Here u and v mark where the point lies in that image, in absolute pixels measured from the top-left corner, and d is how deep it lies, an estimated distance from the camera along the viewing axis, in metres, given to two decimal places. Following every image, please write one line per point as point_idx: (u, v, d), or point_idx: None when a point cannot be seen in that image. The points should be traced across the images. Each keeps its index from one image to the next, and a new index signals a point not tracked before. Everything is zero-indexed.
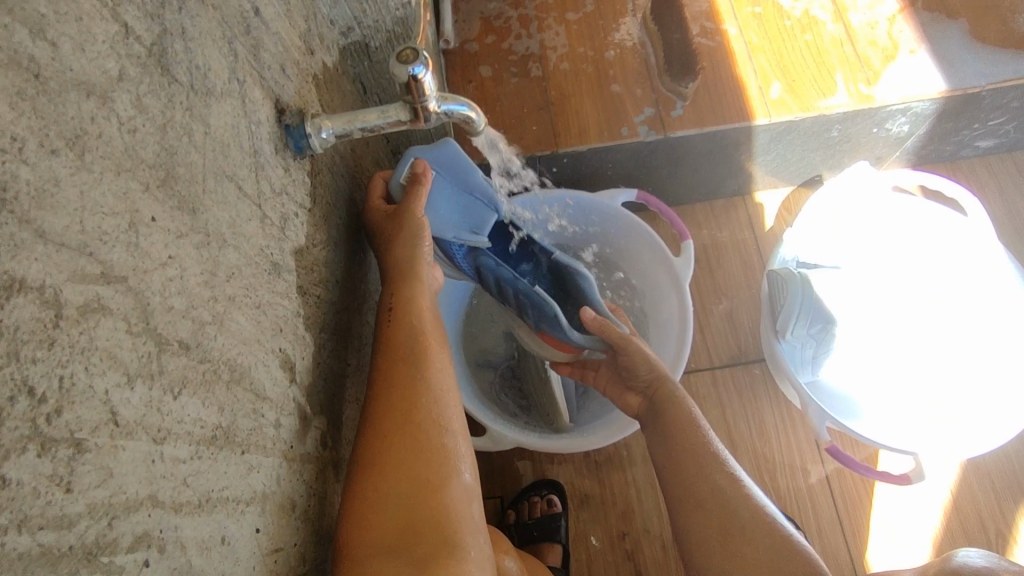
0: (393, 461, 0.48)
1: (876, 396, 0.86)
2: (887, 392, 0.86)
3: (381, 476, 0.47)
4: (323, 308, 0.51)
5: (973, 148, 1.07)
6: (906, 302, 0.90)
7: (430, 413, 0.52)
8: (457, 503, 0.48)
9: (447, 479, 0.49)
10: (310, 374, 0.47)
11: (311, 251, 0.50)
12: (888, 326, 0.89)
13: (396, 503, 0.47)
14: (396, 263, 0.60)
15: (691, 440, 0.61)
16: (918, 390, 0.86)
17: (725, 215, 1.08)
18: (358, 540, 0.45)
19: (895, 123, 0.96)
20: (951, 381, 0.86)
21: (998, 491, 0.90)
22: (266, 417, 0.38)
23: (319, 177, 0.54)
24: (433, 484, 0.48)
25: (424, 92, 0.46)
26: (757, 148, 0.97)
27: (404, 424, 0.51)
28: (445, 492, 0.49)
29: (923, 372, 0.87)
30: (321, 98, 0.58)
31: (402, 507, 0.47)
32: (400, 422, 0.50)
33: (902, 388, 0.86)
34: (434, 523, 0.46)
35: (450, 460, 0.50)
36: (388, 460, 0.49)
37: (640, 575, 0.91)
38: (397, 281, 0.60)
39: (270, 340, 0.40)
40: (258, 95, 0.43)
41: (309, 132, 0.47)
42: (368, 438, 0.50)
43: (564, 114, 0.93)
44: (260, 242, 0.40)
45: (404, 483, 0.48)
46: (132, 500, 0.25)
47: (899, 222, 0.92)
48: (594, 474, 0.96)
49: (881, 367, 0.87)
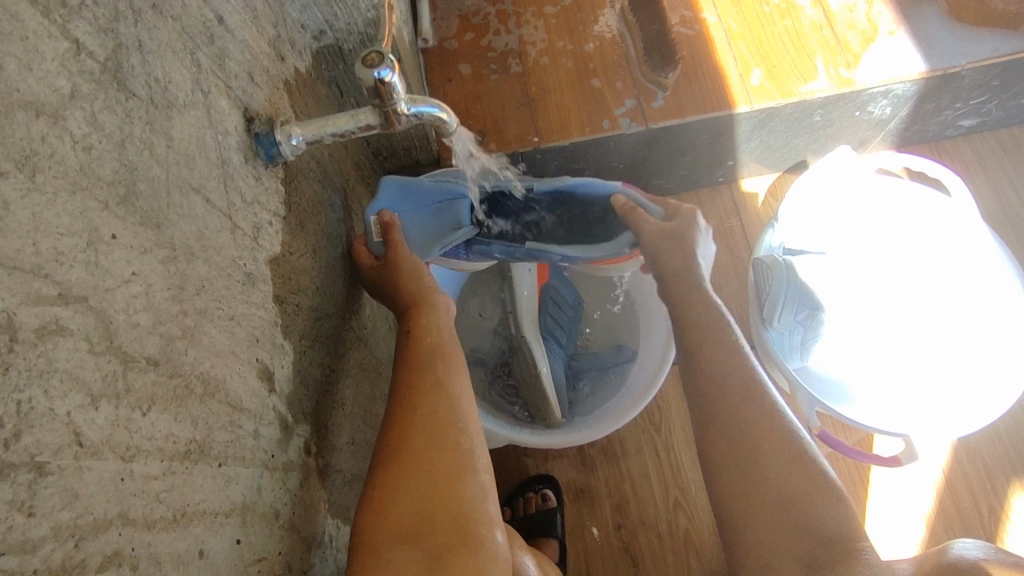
0: (410, 453, 0.49)
1: (866, 381, 0.86)
2: (876, 377, 0.86)
3: (401, 465, 0.48)
4: (302, 315, 0.51)
5: (956, 128, 1.07)
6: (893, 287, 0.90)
7: (450, 408, 0.53)
8: (475, 495, 0.49)
9: (464, 472, 0.49)
10: (291, 382, 0.46)
11: (287, 259, 0.50)
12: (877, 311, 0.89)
13: (415, 491, 0.47)
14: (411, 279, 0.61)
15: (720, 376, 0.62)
16: (908, 374, 0.86)
17: (711, 204, 1.08)
18: (376, 530, 0.46)
19: (877, 106, 0.96)
20: (938, 363, 0.86)
21: (990, 469, 0.91)
22: (244, 427, 0.38)
23: (293, 184, 0.53)
24: (452, 475, 0.49)
25: (392, 95, 0.46)
26: (740, 136, 0.97)
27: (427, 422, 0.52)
28: (465, 484, 0.49)
29: (913, 356, 0.87)
30: (294, 104, 0.58)
31: (420, 494, 0.47)
32: (416, 420, 0.52)
33: (892, 373, 0.86)
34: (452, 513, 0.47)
35: (468, 455, 0.51)
36: (407, 451, 0.50)
37: (637, 565, 0.92)
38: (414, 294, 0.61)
39: (246, 350, 0.40)
40: (225, 105, 0.43)
41: (280, 140, 0.47)
42: (391, 433, 0.51)
43: (545, 109, 0.93)
44: (231, 253, 0.40)
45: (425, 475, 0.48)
46: (100, 520, 0.25)
47: (885, 206, 0.92)
48: (589, 468, 0.96)
49: (871, 353, 0.87)
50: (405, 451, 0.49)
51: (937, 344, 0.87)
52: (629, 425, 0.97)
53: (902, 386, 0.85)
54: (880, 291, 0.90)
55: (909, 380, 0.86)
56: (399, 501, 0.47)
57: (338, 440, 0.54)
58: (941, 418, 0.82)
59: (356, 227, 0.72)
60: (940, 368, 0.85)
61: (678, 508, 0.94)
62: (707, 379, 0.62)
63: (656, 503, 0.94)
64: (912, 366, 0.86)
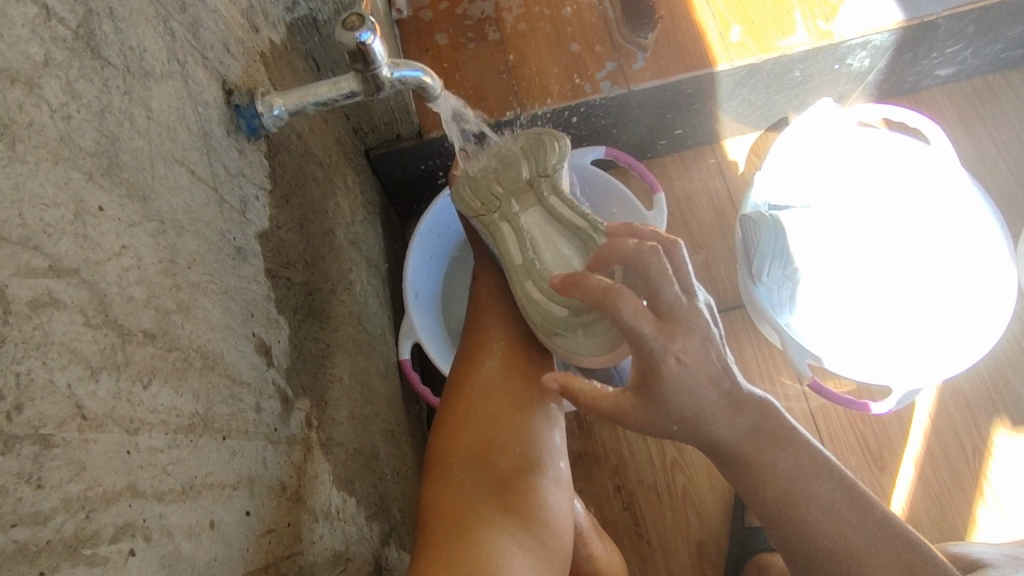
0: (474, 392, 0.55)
1: (856, 333, 0.86)
2: (865, 329, 0.87)
3: (469, 400, 0.54)
4: (294, 290, 0.50)
5: (933, 78, 1.08)
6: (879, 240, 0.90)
7: (511, 356, 0.59)
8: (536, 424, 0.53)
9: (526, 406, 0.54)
10: (288, 356, 0.46)
11: (276, 234, 0.49)
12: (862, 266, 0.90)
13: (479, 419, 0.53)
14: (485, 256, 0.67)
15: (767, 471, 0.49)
16: (898, 326, 0.86)
17: (695, 165, 1.08)
18: (446, 452, 0.51)
19: (855, 58, 0.96)
20: (922, 312, 0.86)
21: (974, 409, 0.93)
22: (245, 401, 0.38)
23: (277, 158, 0.52)
24: (516, 407, 0.54)
25: (374, 58, 0.45)
26: (721, 96, 0.97)
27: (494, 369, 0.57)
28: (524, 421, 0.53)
29: (903, 309, 0.87)
30: (272, 77, 0.56)
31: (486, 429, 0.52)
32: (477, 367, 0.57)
33: (875, 324, 0.87)
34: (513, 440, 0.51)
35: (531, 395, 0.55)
36: (472, 389, 0.55)
37: (637, 524, 0.94)
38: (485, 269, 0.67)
39: (241, 325, 0.40)
40: (202, 76, 0.42)
41: (261, 111, 0.46)
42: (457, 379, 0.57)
43: (525, 75, 0.92)
44: (220, 227, 0.40)
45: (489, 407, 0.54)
46: (110, 492, 0.25)
47: (869, 158, 0.92)
48: (585, 432, 0.98)
49: (860, 305, 0.88)
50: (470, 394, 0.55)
51: (925, 292, 0.87)
52: None
53: (891, 336, 0.86)
54: (866, 245, 0.90)
55: (898, 329, 0.86)
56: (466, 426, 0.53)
57: (338, 414, 0.54)
58: (924, 365, 0.83)
59: (341, 203, 0.71)
60: (926, 318, 0.86)
61: (675, 467, 0.96)
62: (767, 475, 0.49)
63: (653, 463, 0.96)
64: (901, 315, 0.87)
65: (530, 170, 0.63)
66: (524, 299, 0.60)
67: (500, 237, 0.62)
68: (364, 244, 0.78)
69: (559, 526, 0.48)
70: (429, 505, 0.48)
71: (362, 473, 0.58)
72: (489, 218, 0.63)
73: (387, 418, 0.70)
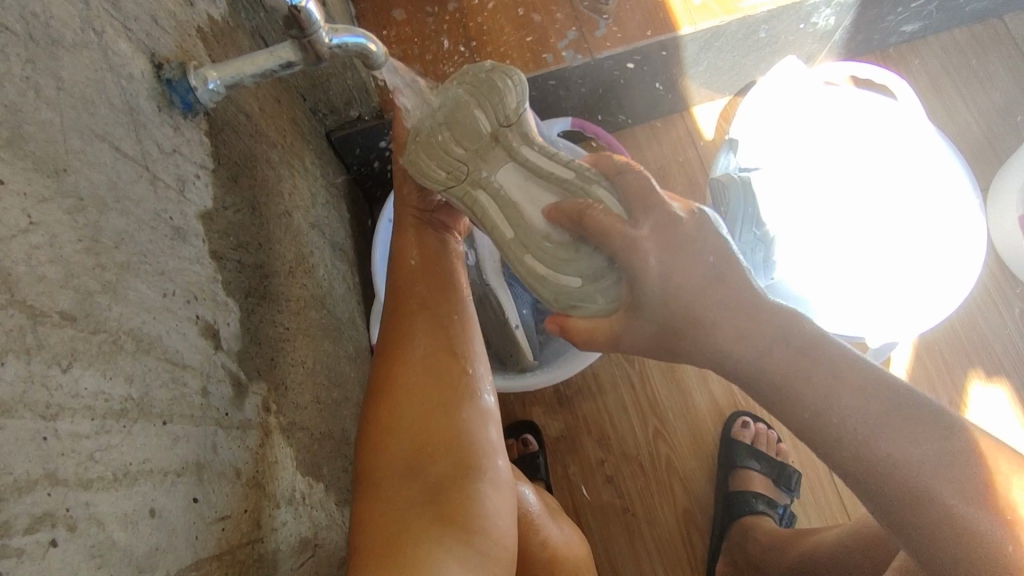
0: (403, 393, 0.53)
1: (834, 288, 0.87)
2: (842, 283, 0.87)
3: (393, 403, 0.52)
4: (246, 272, 0.49)
5: (900, 35, 1.07)
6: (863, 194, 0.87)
7: (437, 342, 0.55)
8: (467, 425, 0.52)
9: (456, 404, 0.53)
10: (240, 340, 0.45)
11: (222, 214, 0.47)
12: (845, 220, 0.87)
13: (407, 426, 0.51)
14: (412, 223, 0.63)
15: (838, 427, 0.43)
16: (874, 288, 0.86)
17: (665, 134, 1.07)
18: (376, 464, 0.50)
19: (820, 17, 0.95)
20: (898, 271, 0.86)
21: (949, 363, 0.94)
22: (190, 385, 0.36)
23: (221, 136, 0.50)
24: (444, 408, 0.52)
25: (310, 23, 0.42)
26: (687, 61, 0.95)
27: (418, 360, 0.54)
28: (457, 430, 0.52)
29: (879, 270, 0.86)
30: (212, 53, 0.54)
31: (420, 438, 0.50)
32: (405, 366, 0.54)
33: (852, 288, 0.86)
34: (444, 444, 0.50)
35: (459, 390, 0.54)
36: (399, 389, 0.53)
37: (622, 496, 0.94)
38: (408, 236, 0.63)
39: (183, 308, 0.38)
40: (125, 48, 0.39)
41: (195, 85, 0.43)
42: (381, 375, 0.54)
43: (486, 49, 0.90)
44: (153, 206, 0.38)
45: (417, 410, 0.52)
46: (23, 481, 0.24)
47: (837, 118, 0.91)
48: (567, 408, 0.97)
49: (836, 259, 0.87)
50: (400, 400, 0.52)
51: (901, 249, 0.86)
52: (604, 363, 0.97)
53: (867, 297, 0.86)
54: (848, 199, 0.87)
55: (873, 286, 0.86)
56: (393, 433, 0.51)
57: (299, 398, 0.53)
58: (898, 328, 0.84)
59: (298, 185, 0.69)
60: (901, 279, 0.86)
61: (658, 437, 0.96)
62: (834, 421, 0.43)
63: (636, 435, 0.95)
64: (877, 272, 0.86)
65: (490, 123, 0.54)
66: (529, 276, 0.51)
67: (482, 210, 0.53)
68: (327, 229, 0.77)
69: (499, 530, 0.49)
70: (362, 526, 0.47)
71: (330, 458, 0.56)
72: (459, 188, 0.54)
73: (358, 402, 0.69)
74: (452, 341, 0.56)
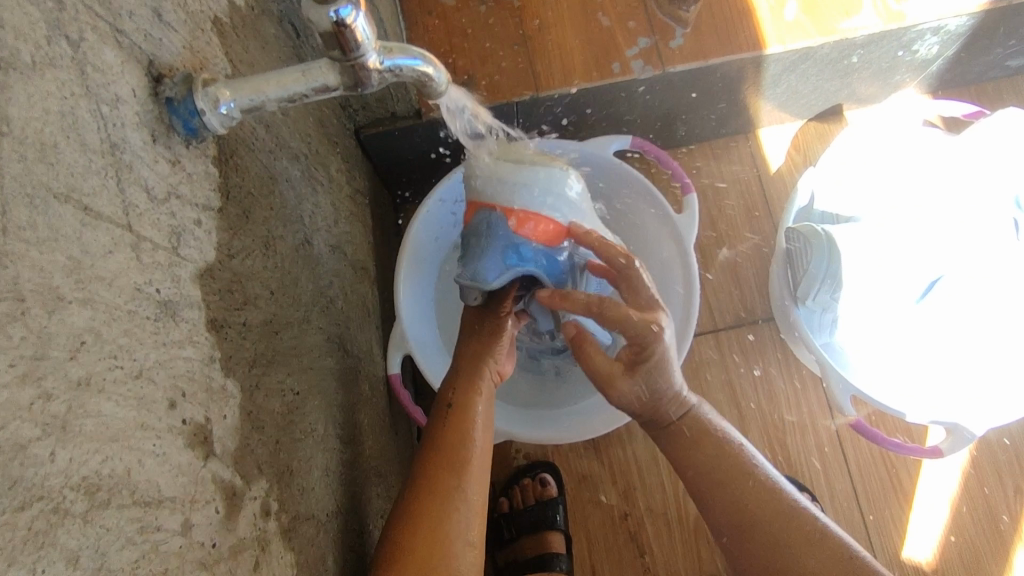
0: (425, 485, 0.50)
1: (918, 387, 0.81)
2: (929, 377, 0.82)
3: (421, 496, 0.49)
4: (250, 337, 0.39)
5: (1002, 69, 0.96)
6: (989, 236, 0.76)
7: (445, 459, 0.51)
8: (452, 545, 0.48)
9: (445, 525, 0.48)
10: (237, 435, 0.35)
11: (227, 265, 0.38)
12: (969, 263, 0.77)
13: (424, 525, 0.48)
14: (472, 357, 0.57)
15: (729, 474, 0.53)
16: (946, 371, 0.81)
17: (725, 158, 0.97)
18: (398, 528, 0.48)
19: (924, 44, 0.85)
20: (975, 367, 0.80)
21: (1017, 445, 0.87)
22: (164, 528, 0.28)
23: (232, 160, 0.40)
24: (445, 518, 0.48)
25: (357, 42, 0.31)
26: (767, 81, 0.85)
27: (442, 468, 0.51)
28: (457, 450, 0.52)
29: (956, 356, 0.81)
30: (234, 49, 0.43)
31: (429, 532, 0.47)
32: (459, 452, 0.52)
33: (915, 373, 0.82)
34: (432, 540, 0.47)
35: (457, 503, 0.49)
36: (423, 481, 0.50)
37: (644, 556, 0.85)
38: (460, 373, 0.57)
39: (167, 415, 0.29)
40: (113, 59, 0.29)
41: (202, 107, 0.33)
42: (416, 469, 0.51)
43: (543, 51, 0.79)
44: (135, 278, 0.28)
45: (426, 511, 0.48)
46: None
47: (949, 171, 0.80)
48: (592, 453, 0.88)
49: (892, 358, 0.83)
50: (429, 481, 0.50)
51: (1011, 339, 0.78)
52: None
53: (939, 384, 0.81)
54: (975, 241, 0.76)
55: (989, 365, 0.80)
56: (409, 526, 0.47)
57: (306, 481, 0.44)
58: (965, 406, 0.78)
59: (320, 201, 0.59)
60: (981, 373, 0.80)
61: (688, 495, 0.86)
62: (723, 484, 0.53)
63: (665, 490, 0.86)
64: (957, 359, 0.81)
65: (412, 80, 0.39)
66: None
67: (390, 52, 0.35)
68: (349, 246, 0.67)
69: None
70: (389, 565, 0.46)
71: (338, 544, 0.48)
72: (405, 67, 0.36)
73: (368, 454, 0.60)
74: (462, 466, 0.51)
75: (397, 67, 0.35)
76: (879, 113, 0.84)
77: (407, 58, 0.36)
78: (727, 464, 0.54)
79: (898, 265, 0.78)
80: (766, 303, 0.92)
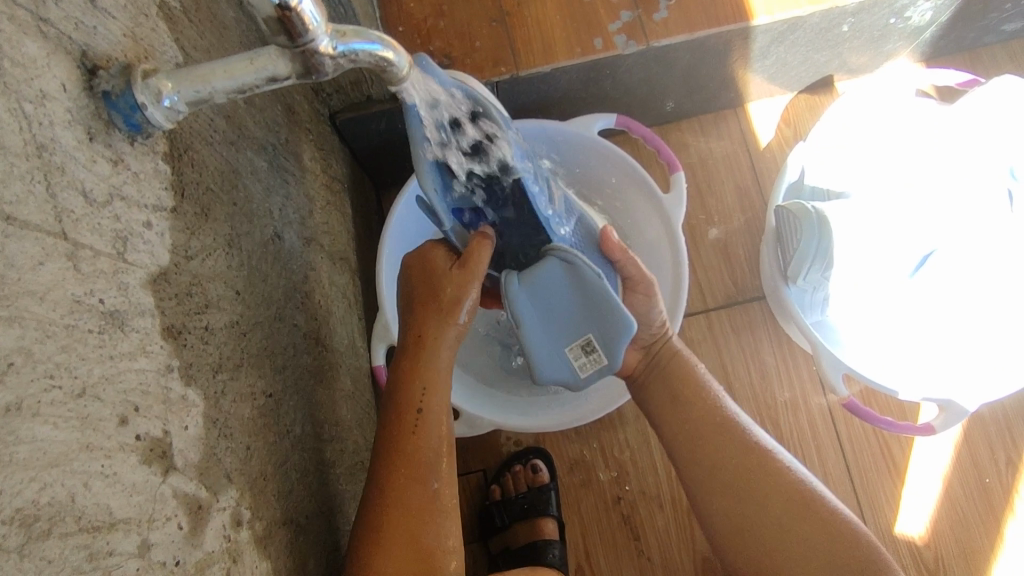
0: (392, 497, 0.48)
1: (910, 363, 0.80)
2: (922, 352, 0.81)
3: (393, 509, 0.47)
4: (214, 342, 0.37)
5: (998, 33, 0.93)
6: (983, 209, 0.75)
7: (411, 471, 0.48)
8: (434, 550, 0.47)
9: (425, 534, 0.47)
10: (202, 448, 0.34)
11: (184, 267, 0.36)
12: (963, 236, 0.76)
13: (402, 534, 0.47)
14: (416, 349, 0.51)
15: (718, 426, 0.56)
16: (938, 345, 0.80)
17: (714, 134, 0.95)
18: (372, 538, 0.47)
19: (917, 10, 0.82)
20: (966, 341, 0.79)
21: (1010, 418, 0.86)
22: (117, 552, 0.26)
23: (186, 155, 0.38)
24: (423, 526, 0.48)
25: (305, 27, 0.29)
26: (755, 54, 0.82)
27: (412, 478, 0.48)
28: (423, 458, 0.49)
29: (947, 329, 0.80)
30: (186, 36, 0.41)
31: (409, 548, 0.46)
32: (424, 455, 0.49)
33: (907, 349, 0.81)
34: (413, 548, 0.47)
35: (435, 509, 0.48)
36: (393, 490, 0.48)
37: (638, 539, 0.84)
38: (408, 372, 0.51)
39: (119, 432, 0.28)
40: (36, 51, 0.27)
41: (143, 101, 0.31)
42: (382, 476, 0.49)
43: (523, 27, 0.76)
44: (74, 290, 0.27)
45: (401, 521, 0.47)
46: None
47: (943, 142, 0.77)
48: (583, 437, 0.88)
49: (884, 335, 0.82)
50: (392, 493, 0.48)
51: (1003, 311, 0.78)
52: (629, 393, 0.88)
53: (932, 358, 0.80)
54: (969, 213, 0.75)
55: (981, 338, 0.79)
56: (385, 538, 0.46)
57: (281, 486, 0.42)
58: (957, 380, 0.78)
59: (291, 192, 0.56)
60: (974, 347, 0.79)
61: (681, 477, 0.86)
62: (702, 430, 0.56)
63: (658, 473, 0.86)
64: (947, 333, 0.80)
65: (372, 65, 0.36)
66: None
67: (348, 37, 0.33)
68: (325, 237, 0.65)
69: None
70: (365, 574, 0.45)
71: (319, 547, 0.47)
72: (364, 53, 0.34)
73: (351, 450, 0.59)
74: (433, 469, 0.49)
75: (354, 53, 0.33)
76: (871, 84, 0.82)
77: (365, 42, 0.33)
78: (775, 472, 0.54)
79: (893, 241, 0.76)
80: (757, 282, 0.91)
